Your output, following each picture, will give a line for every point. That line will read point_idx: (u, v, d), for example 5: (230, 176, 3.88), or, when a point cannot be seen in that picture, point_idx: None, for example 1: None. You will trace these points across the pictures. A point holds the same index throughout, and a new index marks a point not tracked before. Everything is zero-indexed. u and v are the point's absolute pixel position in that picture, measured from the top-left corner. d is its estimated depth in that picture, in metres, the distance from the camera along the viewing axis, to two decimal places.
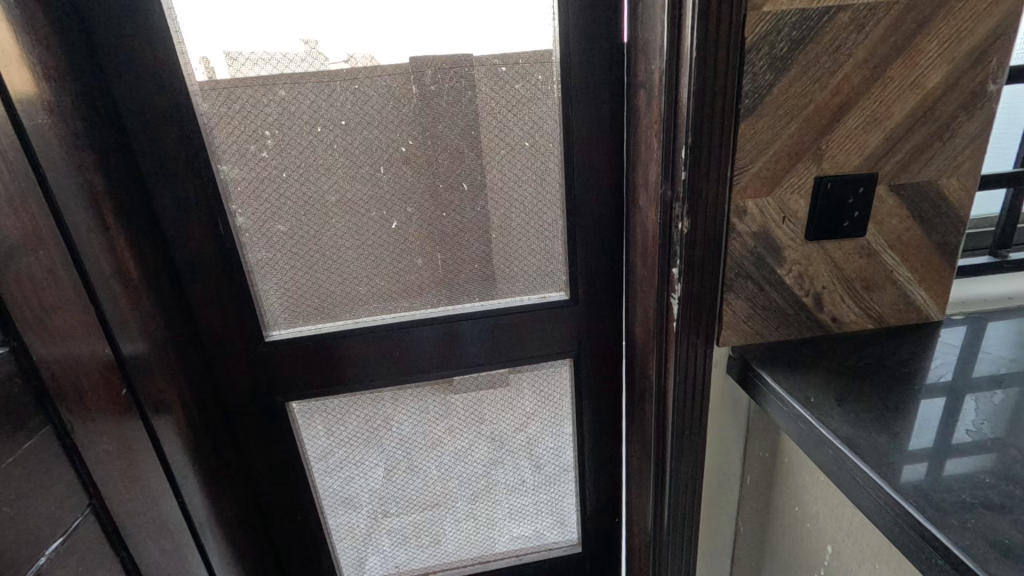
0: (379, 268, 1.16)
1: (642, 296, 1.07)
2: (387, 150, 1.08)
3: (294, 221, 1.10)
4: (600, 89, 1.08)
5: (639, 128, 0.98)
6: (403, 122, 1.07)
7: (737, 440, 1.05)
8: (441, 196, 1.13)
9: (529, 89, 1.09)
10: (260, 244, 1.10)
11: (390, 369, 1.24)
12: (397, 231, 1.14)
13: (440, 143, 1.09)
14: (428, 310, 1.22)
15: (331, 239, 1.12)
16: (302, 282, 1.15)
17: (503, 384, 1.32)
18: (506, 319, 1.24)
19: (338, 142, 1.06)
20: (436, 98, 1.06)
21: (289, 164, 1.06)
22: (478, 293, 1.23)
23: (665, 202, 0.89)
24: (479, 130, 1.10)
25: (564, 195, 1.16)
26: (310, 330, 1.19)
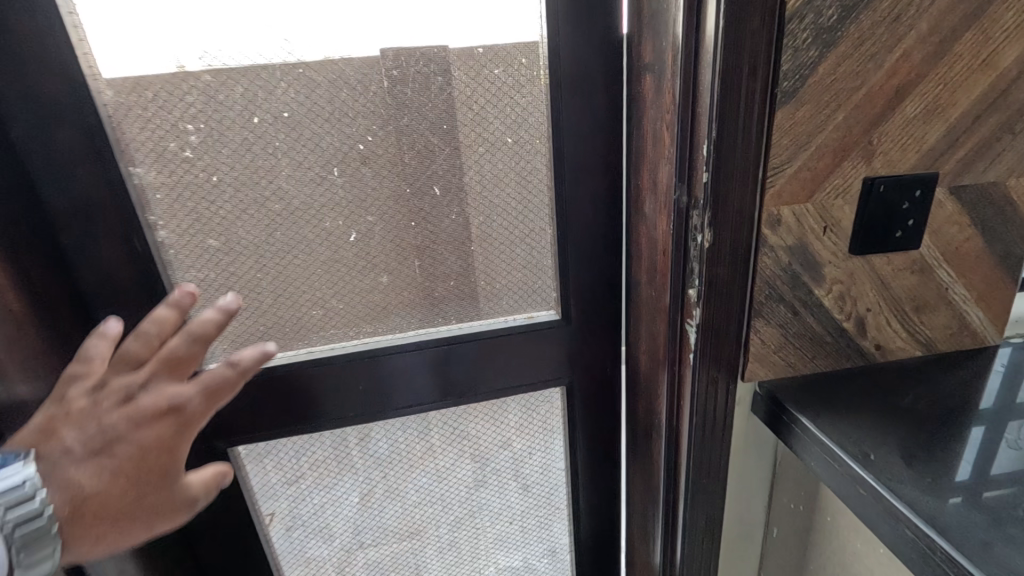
0: (336, 287, 0.98)
1: (646, 318, 0.92)
2: (342, 147, 0.90)
3: (231, 235, 0.91)
4: (595, 74, 0.92)
5: (643, 120, 0.82)
6: (360, 115, 0.89)
7: (762, 488, 0.90)
8: (408, 201, 0.96)
9: (511, 75, 0.92)
10: (189, 262, 0.91)
11: (353, 405, 1.05)
12: (356, 243, 0.96)
13: (406, 138, 0.92)
14: (397, 335, 1.04)
15: (277, 255, 0.94)
16: (243, 307, 0.96)
17: (487, 414, 1.15)
18: (488, 344, 1.06)
19: (281, 138, 0.88)
20: (399, 85, 0.89)
21: (221, 167, 0.87)
22: (454, 315, 1.06)
23: (681, 210, 0.73)
24: (453, 123, 0.93)
25: (553, 200, 1.00)
26: (256, 363, 1.00)
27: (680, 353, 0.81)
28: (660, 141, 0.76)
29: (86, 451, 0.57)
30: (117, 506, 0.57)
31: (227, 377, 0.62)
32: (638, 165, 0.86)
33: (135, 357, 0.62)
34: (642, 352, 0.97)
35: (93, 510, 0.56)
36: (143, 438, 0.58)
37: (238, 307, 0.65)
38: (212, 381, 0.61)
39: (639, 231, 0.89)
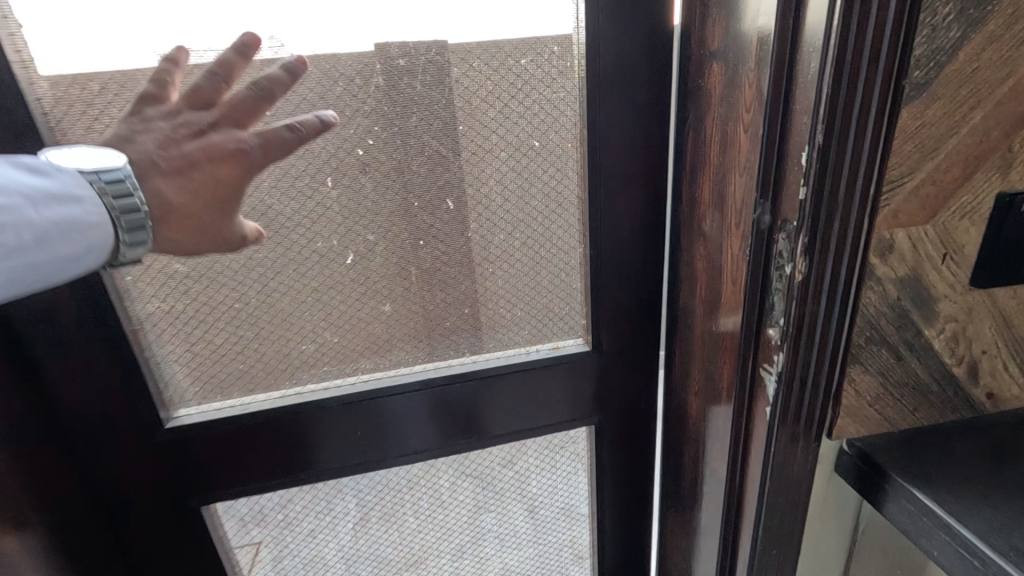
0: (330, 318, 0.83)
1: (700, 355, 0.77)
2: (336, 152, 0.75)
3: (202, 258, 0.75)
4: (638, 65, 0.77)
5: (704, 121, 0.68)
6: (359, 113, 0.74)
7: (839, 557, 0.76)
8: (416, 216, 0.81)
9: (538, 67, 0.77)
10: (152, 291, 0.76)
11: (352, 453, 0.90)
12: (353, 266, 0.81)
13: (413, 141, 0.77)
14: (402, 371, 0.89)
15: (259, 282, 0.78)
16: (217, 343, 0.80)
17: (505, 458, 1.01)
18: (507, 380, 0.92)
19: (263, 141, 0.73)
20: (405, 78, 0.74)
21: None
22: (468, 346, 0.91)
23: (764, 233, 0.59)
24: (468, 124, 0.78)
25: (585, 214, 0.85)
26: (235, 408, 0.84)
27: (754, 404, 0.67)
28: (732, 147, 0.62)
29: (164, 198, 0.58)
30: (193, 223, 0.60)
31: (287, 139, 0.61)
32: (693, 175, 0.72)
33: (215, 76, 0.61)
34: (692, 393, 0.83)
35: (176, 222, 0.59)
36: (220, 169, 0.60)
37: (307, 64, 0.62)
38: (275, 146, 0.61)
39: (693, 253, 0.75)
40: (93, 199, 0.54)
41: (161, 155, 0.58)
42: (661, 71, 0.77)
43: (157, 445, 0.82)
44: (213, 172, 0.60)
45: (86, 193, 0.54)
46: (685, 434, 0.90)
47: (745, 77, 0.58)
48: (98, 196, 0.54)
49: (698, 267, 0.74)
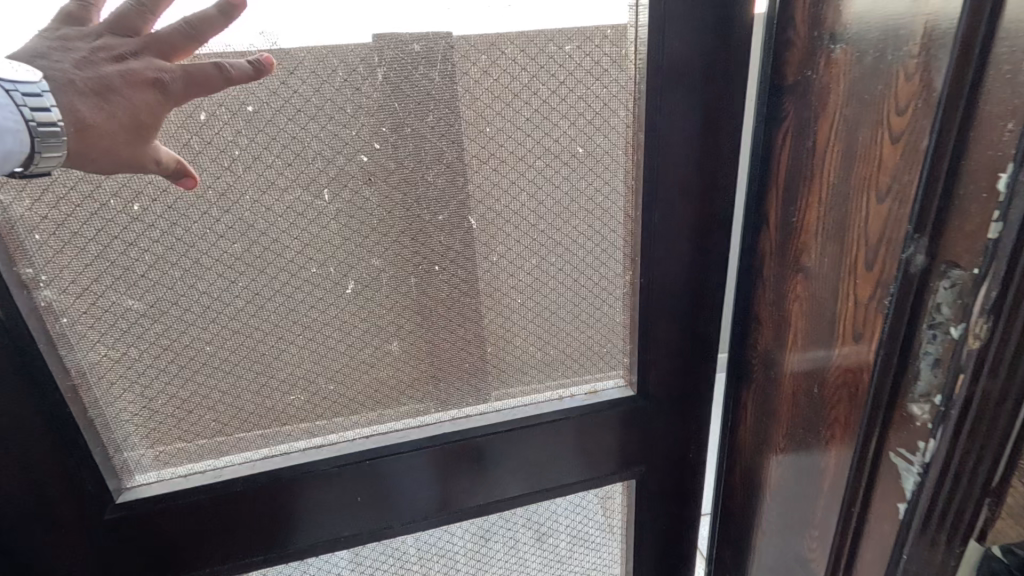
0: (324, 362, 0.67)
1: (790, 418, 0.66)
2: (333, 159, 0.59)
3: (163, 294, 0.60)
4: (717, 56, 0.61)
5: (812, 141, 0.56)
6: (363, 111, 0.58)
7: None
8: (432, 238, 0.65)
9: (588, 56, 0.60)
10: (98, 337, 0.60)
11: (353, 522, 0.74)
12: (355, 299, 0.65)
13: (431, 146, 0.61)
14: (413, 424, 0.74)
15: (234, 322, 0.63)
16: (185, 395, 0.65)
17: (529, 517, 0.86)
18: (540, 433, 0.76)
19: (239, 145, 0.57)
20: (421, 66, 0.58)
21: (141, 192, 0.55)
22: (492, 393, 0.75)
23: (920, 289, 0.47)
24: (500, 125, 0.61)
25: (640, 238, 0.69)
26: (209, 474, 0.68)
27: (880, 483, 0.56)
28: (863, 174, 0.51)
29: (75, 117, 0.45)
30: (108, 145, 0.47)
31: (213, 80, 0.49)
32: (787, 203, 0.61)
33: (141, 2, 0.47)
34: (769, 457, 0.71)
35: (87, 143, 0.46)
36: (140, 99, 0.48)
37: (245, 6, 0.49)
38: (200, 84, 0.49)
39: (784, 297, 0.64)
40: (6, 94, 0.41)
41: (75, 82, 0.45)
42: (743, 63, 0.61)
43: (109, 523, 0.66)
44: (132, 114, 0.48)
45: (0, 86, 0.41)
46: (752, 497, 0.77)
47: (887, 90, 0.47)
48: (14, 92, 0.42)
49: (791, 315, 0.63)
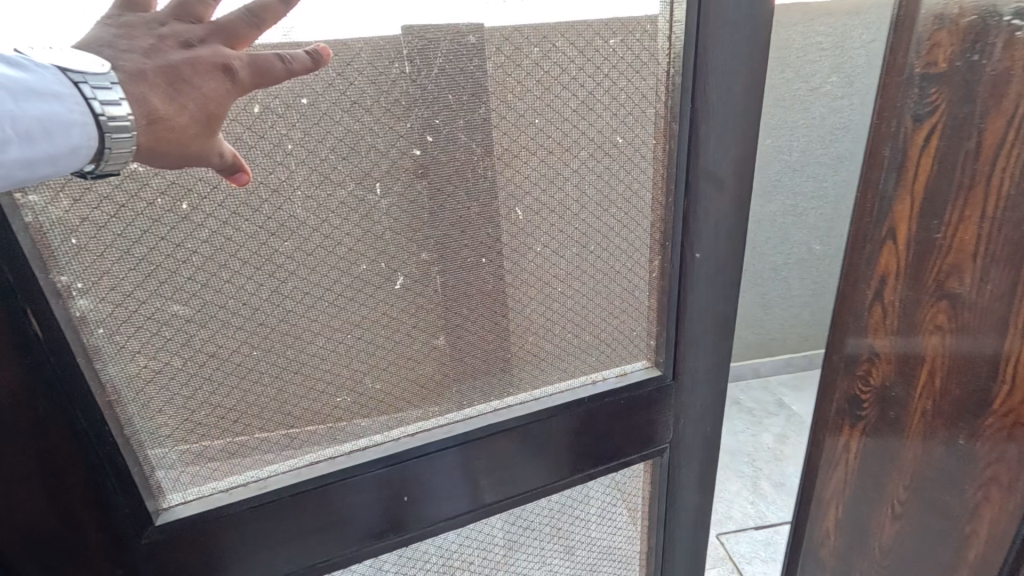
0: (379, 369, 0.51)
1: (926, 440, 0.60)
2: (385, 154, 0.45)
3: (215, 297, 0.43)
4: (740, 52, 0.50)
5: (976, 136, 0.49)
6: (440, 105, 0.45)
7: None
8: (485, 229, 0.50)
9: (629, 52, 0.50)
10: (137, 349, 0.42)
11: (393, 532, 0.57)
12: (401, 298, 0.50)
13: (505, 140, 0.49)
14: (456, 418, 0.57)
15: (303, 320, 0.46)
16: (235, 432, 0.48)
17: (587, 513, 0.70)
18: (603, 415, 0.62)
19: (291, 138, 0.41)
20: (475, 58, 0.45)
21: (182, 183, 0.39)
22: (542, 383, 0.61)
23: None
24: (568, 127, 0.50)
25: (672, 250, 0.57)
26: (242, 494, 0.50)
27: None
28: None
29: (145, 108, 0.33)
30: (178, 144, 0.35)
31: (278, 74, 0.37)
32: (932, 208, 0.54)
33: None
34: (897, 478, 0.65)
35: (155, 143, 0.34)
36: (209, 93, 0.35)
37: None
38: (264, 78, 0.36)
39: (924, 313, 0.57)
40: (77, 89, 0.31)
41: (145, 65, 0.33)
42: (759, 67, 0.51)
43: (151, 569, 0.49)
44: (199, 112, 0.35)
45: (70, 78, 0.32)
46: (865, 527, 0.70)
47: None
48: (84, 84, 0.31)
49: (931, 330, 0.57)
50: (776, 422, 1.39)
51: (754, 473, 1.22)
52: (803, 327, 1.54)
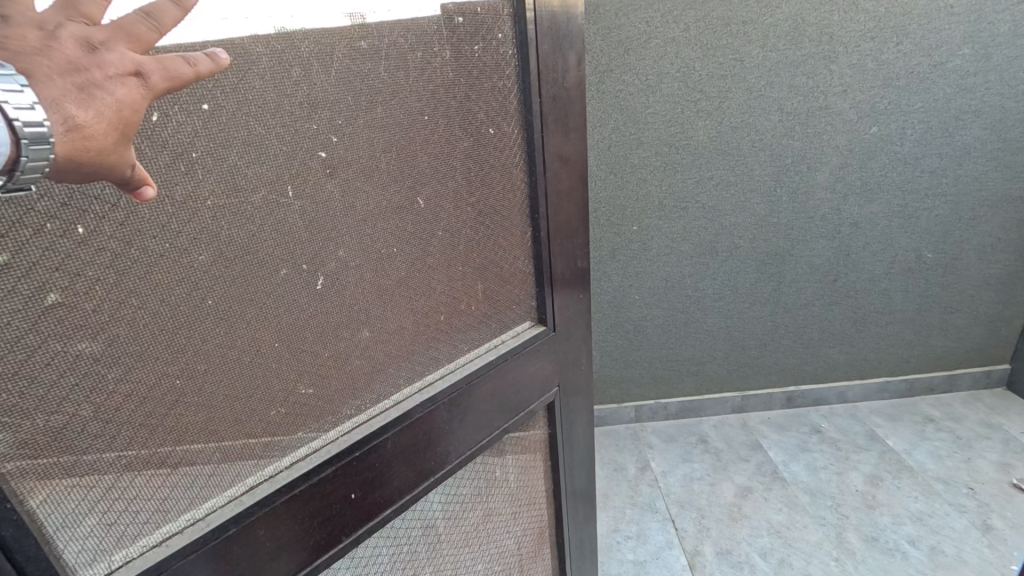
0: (310, 372, 0.41)
1: None
2: (294, 156, 0.36)
3: (133, 330, 0.31)
4: (560, 44, 0.51)
5: None
6: (346, 96, 0.38)
7: None
8: (394, 218, 0.43)
9: (487, 58, 0.47)
10: (31, 406, 0.28)
11: (342, 542, 0.45)
12: (323, 299, 0.40)
13: (413, 131, 0.43)
14: (382, 406, 0.47)
15: (229, 325, 0.35)
16: (163, 488, 0.35)
17: (507, 475, 0.64)
18: (508, 376, 0.57)
19: (197, 147, 0.31)
20: (373, 63, 0.39)
21: (72, 203, 0.28)
22: (453, 354, 0.53)
23: None
24: (442, 117, 0.45)
25: (539, 234, 0.56)
26: (181, 541, 0.35)
27: None
28: None
29: (60, 112, 0.24)
30: (91, 157, 0.26)
31: (183, 75, 0.29)
32: None
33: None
34: None
35: (75, 156, 0.25)
36: (124, 98, 0.27)
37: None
38: (173, 83, 0.29)
39: None
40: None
41: (43, 65, 0.24)
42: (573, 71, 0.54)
43: None
44: (118, 119, 0.27)
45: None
46: None
47: None
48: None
49: None
50: (866, 459, 1.19)
51: (838, 522, 1.04)
52: (904, 347, 1.31)
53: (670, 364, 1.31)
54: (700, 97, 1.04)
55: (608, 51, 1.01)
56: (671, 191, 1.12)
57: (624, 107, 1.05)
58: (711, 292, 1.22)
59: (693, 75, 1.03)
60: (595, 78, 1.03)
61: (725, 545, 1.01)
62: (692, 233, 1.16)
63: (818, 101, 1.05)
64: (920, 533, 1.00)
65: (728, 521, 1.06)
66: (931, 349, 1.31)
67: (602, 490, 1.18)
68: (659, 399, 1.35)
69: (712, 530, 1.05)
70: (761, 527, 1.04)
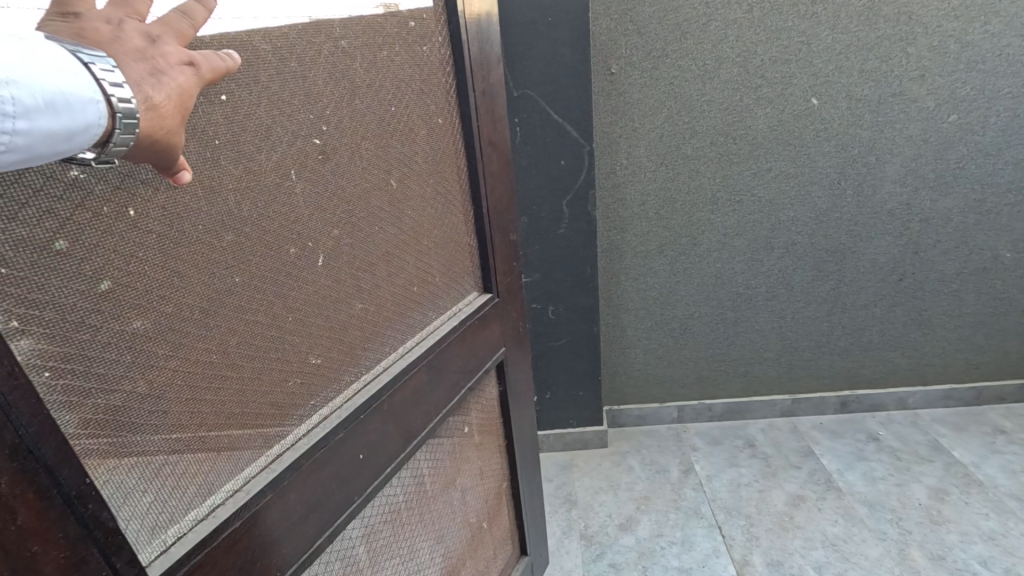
0: (317, 341, 0.45)
1: None
2: (290, 143, 0.40)
3: (177, 307, 0.34)
4: (484, 42, 0.60)
5: None
6: (330, 87, 0.43)
7: None
8: (370, 198, 0.49)
9: (435, 53, 0.55)
10: (92, 385, 0.31)
11: (355, 502, 0.49)
12: (324, 272, 0.45)
13: (387, 120, 0.50)
14: (372, 372, 0.51)
15: (254, 300, 0.39)
16: (203, 462, 0.37)
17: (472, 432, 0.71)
18: (469, 338, 0.63)
19: (218, 132, 0.35)
20: (355, 57, 0.46)
21: (124, 187, 0.31)
22: (421, 323, 0.58)
23: None
24: (404, 108, 0.51)
25: (481, 208, 0.63)
26: (226, 512, 0.38)
27: None
28: None
29: (141, 93, 0.27)
30: (161, 136, 0.29)
31: (220, 67, 0.32)
32: None
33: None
34: None
35: (151, 134, 0.28)
36: (184, 84, 0.29)
37: None
38: (217, 72, 0.32)
39: None
40: (85, 69, 0.25)
41: (121, 50, 0.27)
42: (494, 67, 0.63)
43: None
44: (182, 101, 0.29)
45: (77, 57, 0.25)
46: None
47: None
48: (95, 65, 0.25)
49: None
50: (930, 471, 1.11)
51: (900, 537, 0.98)
52: (974, 352, 1.22)
53: (716, 364, 1.26)
54: (761, 83, 0.98)
55: (664, 35, 0.96)
56: (726, 184, 1.06)
57: (679, 94, 0.99)
58: (765, 290, 1.16)
59: (755, 60, 0.96)
60: (648, 63, 0.98)
61: (777, 556, 0.97)
62: (746, 229, 1.10)
63: (891, 87, 0.98)
64: (993, 553, 0.93)
65: (779, 530, 1.02)
66: (1006, 354, 1.22)
67: (643, 492, 1.14)
68: (703, 400, 1.30)
69: (762, 540, 1.00)
70: (815, 539, 0.99)
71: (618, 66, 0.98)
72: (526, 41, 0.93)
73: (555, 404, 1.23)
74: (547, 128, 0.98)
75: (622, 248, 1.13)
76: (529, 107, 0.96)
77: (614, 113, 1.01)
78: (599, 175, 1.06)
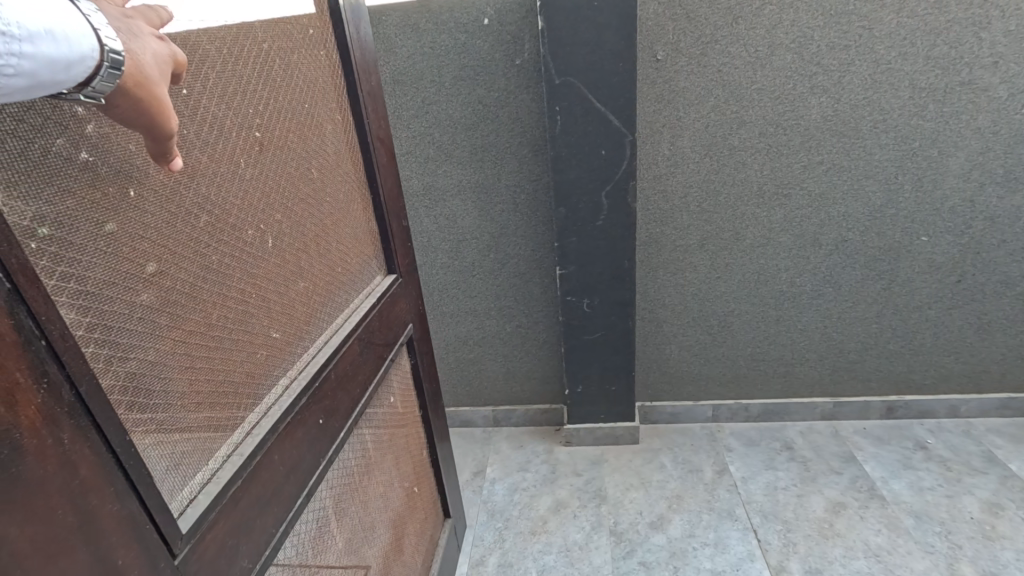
0: (274, 318, 0.47)
1: None
2: (238, 132, 0.44)
3: (171, 279, 0.37)
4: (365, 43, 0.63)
5: None
6: (259, 83, 0.47)
7: None
8: (296, 184, 0.52)
9: (328, 53, 0.57)
10: (115, 353, 0.32)
11: (321, 464, 0.51)
12: (273, 252, 0.48)
13: (300, 114, 0.52)
14: (320, 345, 0.54)
15: (226, 274, 0.42)
16: (200, 433, 0.39)
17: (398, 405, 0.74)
18: (384, 316, 0.66)
19: (186, 124, 0.38)
20: (273, 58, 0.49)
21: (123, 171, 0.33)
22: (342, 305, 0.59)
23: None
24: (311, 102, 0.54)
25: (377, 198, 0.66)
26: (230, 471, 0.40)
27: None
28: None
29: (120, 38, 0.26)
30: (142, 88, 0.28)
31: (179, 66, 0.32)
32: None
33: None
34: None
35: (136, 82, 0.27)
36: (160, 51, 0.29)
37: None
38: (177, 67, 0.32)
39: None
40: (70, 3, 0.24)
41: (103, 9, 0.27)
42: (374, 71, 0.66)
43: None
44: (164, 67, 0.29)
45: None
46: None
47: None
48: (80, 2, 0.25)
49: None
50: (984, 483, 1.06)
51: (949, 551, 0.93)
52: None
53: (755, 363, 1.22)
54: (817, 70, 0.93)
55: (714, 19, 0.92)
56: (772, 176, 1.02)
57: (727, 82, 0.95)
58: (811, 287, 1.11)
59: (812, 46, 0.92)
60: (697, 49, 0.94)
61: (815, 564, 0.94)
62: (794, 224, 1.05)
63: (960, 75, 0.92)
64: None
65: (818, 537, 0.98)
66: None
67: (675, 490, 1.12)
68: (741, 399, 1.26)
69: (800, 546, 0.97)
70: (857, 548, 0.95)
71: (664, 52, 0.95)
72: (569, 27, 0.90)
73: (586, 400, 1.21)
74: (590, 118, 0.96)
75: (662, 241, 1.09)
76: (570, 95, 0.94)
77: (658, 102, 0.98)
78: (641, 166, 1.03)
